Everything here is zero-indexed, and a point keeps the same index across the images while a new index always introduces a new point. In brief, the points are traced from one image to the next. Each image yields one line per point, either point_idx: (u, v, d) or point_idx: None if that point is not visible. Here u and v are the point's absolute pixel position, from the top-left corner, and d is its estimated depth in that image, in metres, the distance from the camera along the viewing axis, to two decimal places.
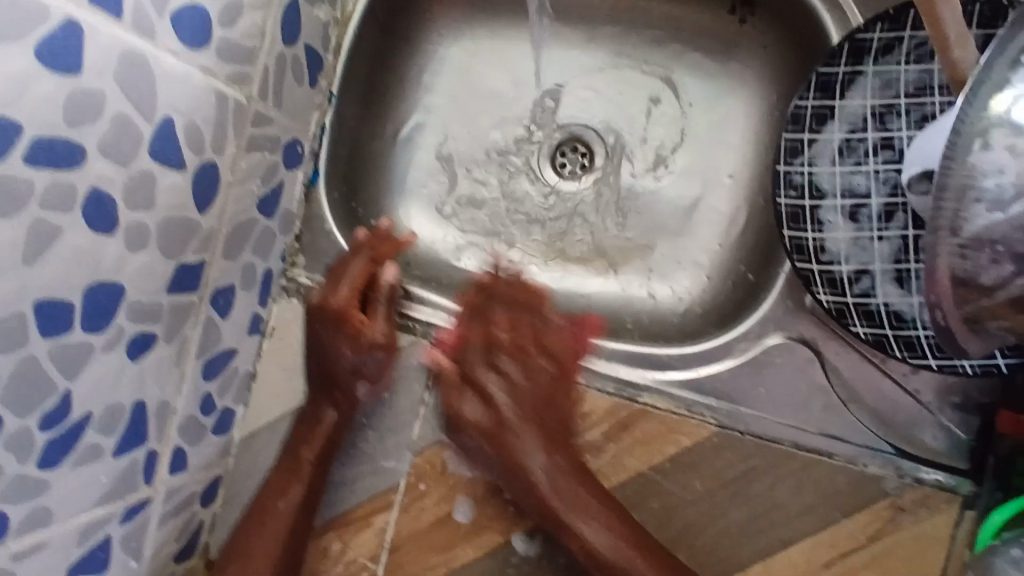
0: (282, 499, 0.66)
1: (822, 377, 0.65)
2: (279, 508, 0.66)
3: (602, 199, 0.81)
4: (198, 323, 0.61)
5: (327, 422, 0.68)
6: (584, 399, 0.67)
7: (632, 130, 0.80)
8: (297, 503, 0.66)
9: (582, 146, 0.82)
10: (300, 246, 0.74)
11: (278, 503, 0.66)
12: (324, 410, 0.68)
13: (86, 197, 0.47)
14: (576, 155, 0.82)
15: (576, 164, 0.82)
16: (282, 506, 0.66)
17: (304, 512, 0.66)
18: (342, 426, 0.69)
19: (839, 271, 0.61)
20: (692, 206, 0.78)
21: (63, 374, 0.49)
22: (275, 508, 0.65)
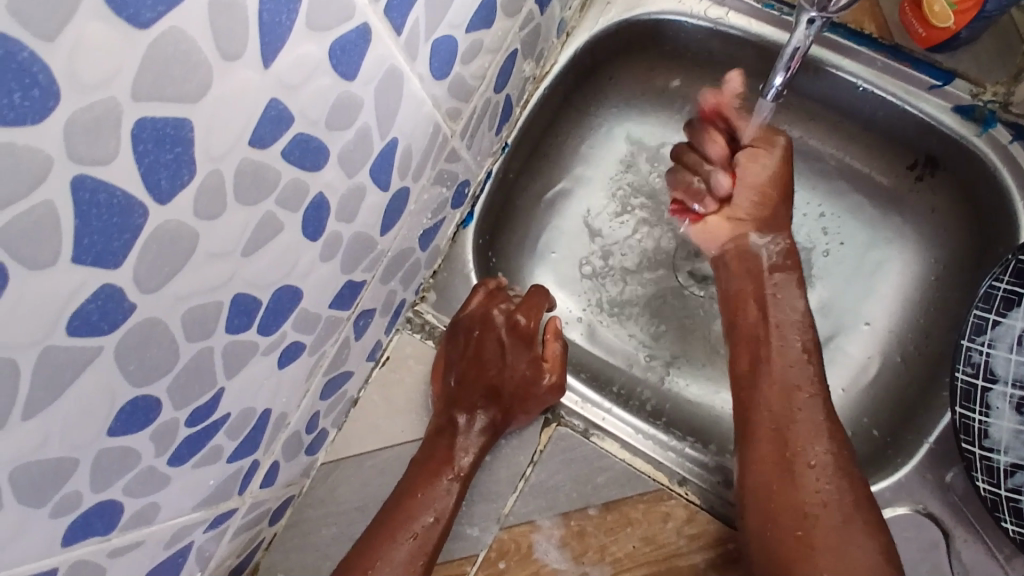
0: (433, 513, 0.63)
1: (945, 564, 0.61)
2: (430, 525, 0.63)
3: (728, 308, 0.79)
4: (337, 341, 0.59)
5: (476, 440, 0.66)
6: (694, 520, 0.64)
7: None
8: (426, 528, 0.63)
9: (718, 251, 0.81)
10: (434, 282, 0.73)
11: (428, 517, 0.63)
12: (472, 427, 0.66)
13: (311, 200, 0.45)
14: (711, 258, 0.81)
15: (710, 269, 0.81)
16: (431, 521, 0.63)
17: (446, 531, 0.64)
18: (486, 448, 0.67)
19: (997, 461, 0.58)
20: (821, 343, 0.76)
21: (225, 372, 0.46)
22: (423, 523, 0.62)
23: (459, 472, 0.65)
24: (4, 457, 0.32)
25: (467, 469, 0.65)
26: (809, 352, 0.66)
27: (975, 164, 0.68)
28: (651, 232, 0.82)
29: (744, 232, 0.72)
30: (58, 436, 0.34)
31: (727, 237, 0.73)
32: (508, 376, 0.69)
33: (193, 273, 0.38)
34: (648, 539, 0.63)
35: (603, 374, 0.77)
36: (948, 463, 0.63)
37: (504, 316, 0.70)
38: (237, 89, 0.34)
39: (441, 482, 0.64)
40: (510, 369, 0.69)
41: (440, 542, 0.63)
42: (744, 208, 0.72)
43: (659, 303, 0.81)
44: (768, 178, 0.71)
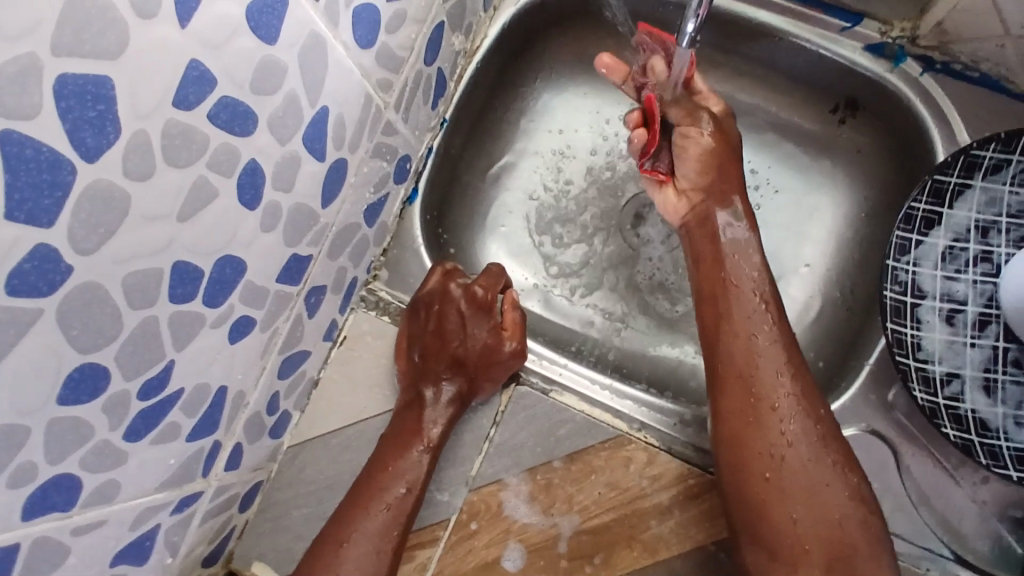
0: (404, 484, 0.64)
1: (894, 479, 0.65)
2: (402, 497, 0.63)
3: (673, 263, 0.82)
4: (289, 317, 0.60)
5: (444, 411, 0.67)
6: (655, 461, 0.66)
7: None
8: (399, 500, 0.63)
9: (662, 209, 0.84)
10: (385, 260, 0.74)
11: (399, 488, 0.63)
12: (441, 397, 0.67)
13: (244, 167, 0.46)
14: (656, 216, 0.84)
15: (656, 226, 0.83)
16: (403, 492, 0.64)
17: (419, 501, 0.65)
18: (454, 417, 0.68)
19: (933, 372, 0.63)
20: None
21: (173, 344, 0.47)
22: (395, 494, 0.63)
23: (430, 443, 0.66)
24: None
25: (437, 439, 0.66)
26: (765, 297, 0.65)
27: (892, 99, 0.71)
28: (596, 195, 0.84)
29: (697, 203, 0.71)
30: (6, 399, 0.35)
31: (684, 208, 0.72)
32: (473, 351, 0.70)
33: (128, 237, 0.39)
34: (613, 484, 0.66)
35: (560, 337, 0.79)
36: (889, 383, 0.66)
37: (461, 288, 0.71)
38: (155, 49, 0.36)
39: (412, 453, 0.65)
40: (473, 344, 0.71)
41: (414, 512, 0.64)
42: (690, 180, 0.71)
43: (610, 264, 0.82)
44: (705, 146, 0.69)
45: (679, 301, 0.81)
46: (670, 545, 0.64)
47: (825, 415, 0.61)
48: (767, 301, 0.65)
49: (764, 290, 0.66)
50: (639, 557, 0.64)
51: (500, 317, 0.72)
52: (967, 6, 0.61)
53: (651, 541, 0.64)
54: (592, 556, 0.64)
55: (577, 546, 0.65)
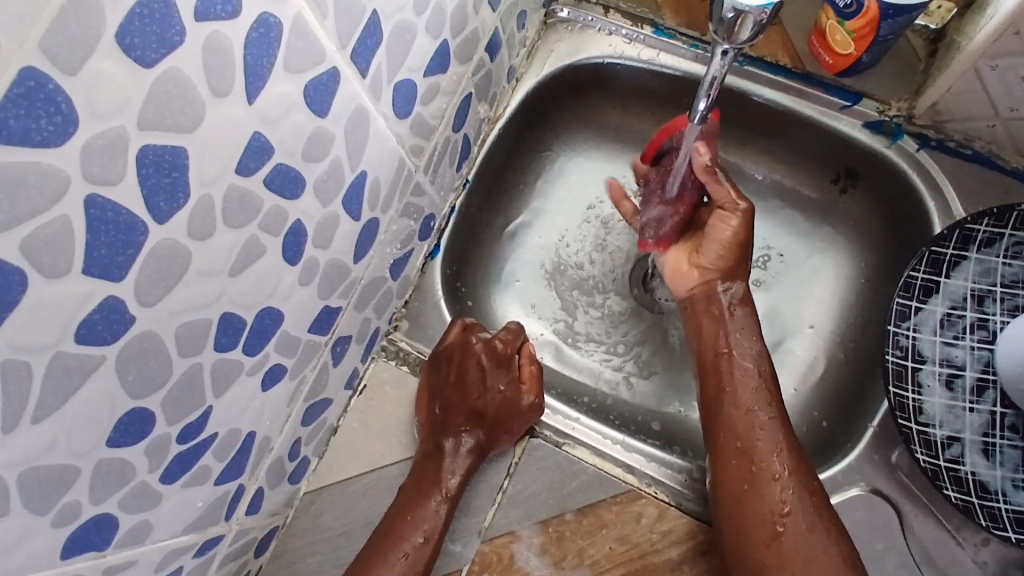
0: (422, 533, 0.65)
1: (897, 539, 0.67)
2: (420, 545, 0.64)
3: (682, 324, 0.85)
4: (317, 365, 0.62)
5: (462, 462, 0.69)
6: (665, 516, 0.67)
7: None
8: (417, 549, 0.64)
9: None
10: (406, 312, 0.77)
11: (418, 537, 0.65)
12: (459, 448, 0.69)
13: (289, 227, 0.50)
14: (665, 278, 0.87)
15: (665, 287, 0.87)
16: (420, 540, 0.65)
17: (436, 551, 0.65)
18: (472, 469, 0.70)
19: (934, 435, 0.66)
20: (773, 348, 0.83)
21: (213, 390, 0.49)
22: (413, 543, 0.64)
23: (448, 493, 0.67)
24: (19, 456, 0.35)
25: (455, 490, 0.68)
26: (765, 377, 0.70)
27: (890, 174, 0.76)
28: (608, 256, 0.88)
29: (710, 280, 0.75)
30: (64, 441, 0.38)
31: (697, 284, 0.76)
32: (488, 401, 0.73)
33: (185, 290, 0.42)
34: (624, 538, 0.67)
35: (571, 389, 0.82)
36: (892, 444, 0.69)
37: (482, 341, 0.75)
38: (225, 123, 0.40)
39: (430, 501, 0.66)
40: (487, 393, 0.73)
41: (430, 562, 0.65)
42: (711, 258, 0.74)
43: (621, 323, 0.86)
44: (733, 236, 0.72)
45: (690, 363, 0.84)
46: None
47: (819, 488, 0.64)
48: (762, 374, 0.70)
49: (758, 361, 0.70)
50: None
51: (517, 371, 0.76)
52: (959, 88, 0.66)
53: None
54: None
55: None
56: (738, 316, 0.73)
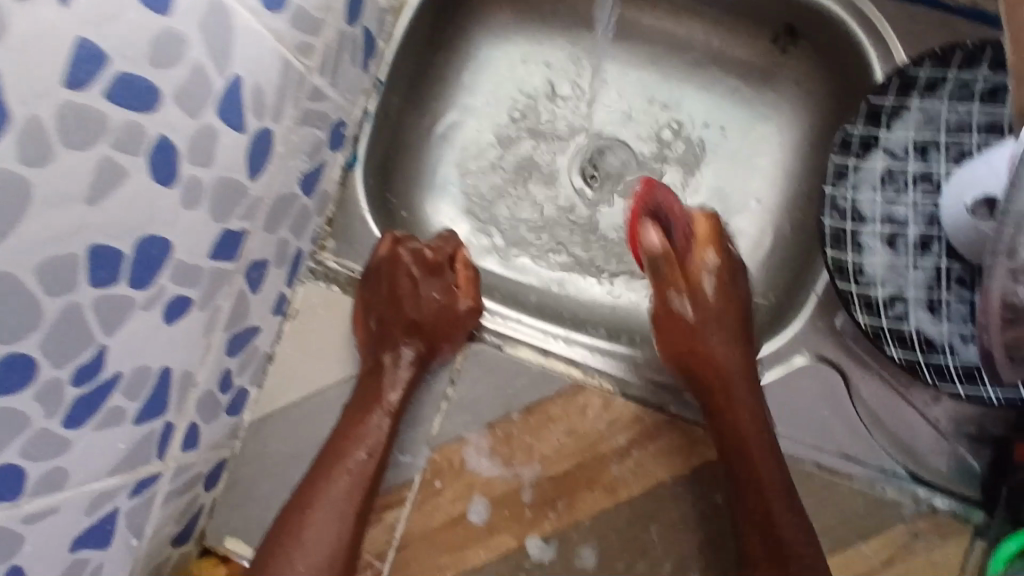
0: (365, 450, 0.64)
1: (844, 403, 0.67)
2: (364, 461, 0.64)
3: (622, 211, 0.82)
4: (231, 294, 0.59)
5: (403, 375, 0.68)
6: (611, 405, 0.67)
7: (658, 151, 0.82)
8: (362, 465, 0.64)
9: (612, 158, 0.83)
10: (332, 229, 0.73)
11: (360, 454, 0.64)
12: (399, 361, 0.68)
13: (153, 144, 0.45)
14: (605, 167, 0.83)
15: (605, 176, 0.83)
16: (364, 458, 0.64)
17: (381, 466, 0.65)
18: (415, 381, 0.69)
19: (875, 296, 0.64)
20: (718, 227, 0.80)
21: (104, 328, 0.46)
22: (356, 460, 0.64)
23: (389, 407, 0.66)
24: None
25: (397, 404, 0.67)
26: (753, 382, 0.65)
27: (828, 25, 0.70)
28: (545, 149, 0.83)
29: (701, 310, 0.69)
30: None
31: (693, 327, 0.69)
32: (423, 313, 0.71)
33: (35, 223, 0.38)
34: (572, 431, 0.67)
35: (517, 290, 0.80)
36: (835, 308, 0.68)
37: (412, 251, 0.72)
38: (31, 24, 0.35)
39: (372, 417, 0.65)
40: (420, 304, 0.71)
41: (377, 476, 0.65)
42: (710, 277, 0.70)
43: (565, 219, 0.82)
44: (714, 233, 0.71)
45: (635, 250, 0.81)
46: (629, 486, 0.66)
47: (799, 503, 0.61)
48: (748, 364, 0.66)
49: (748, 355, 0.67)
50: (600, 500, 0.66)
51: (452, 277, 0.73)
52: None
53: (611, 483, 0.66)
54: (556, 502, 0.66)
55: (540, 494, 0.66)
56: (734, 355, 0.66)
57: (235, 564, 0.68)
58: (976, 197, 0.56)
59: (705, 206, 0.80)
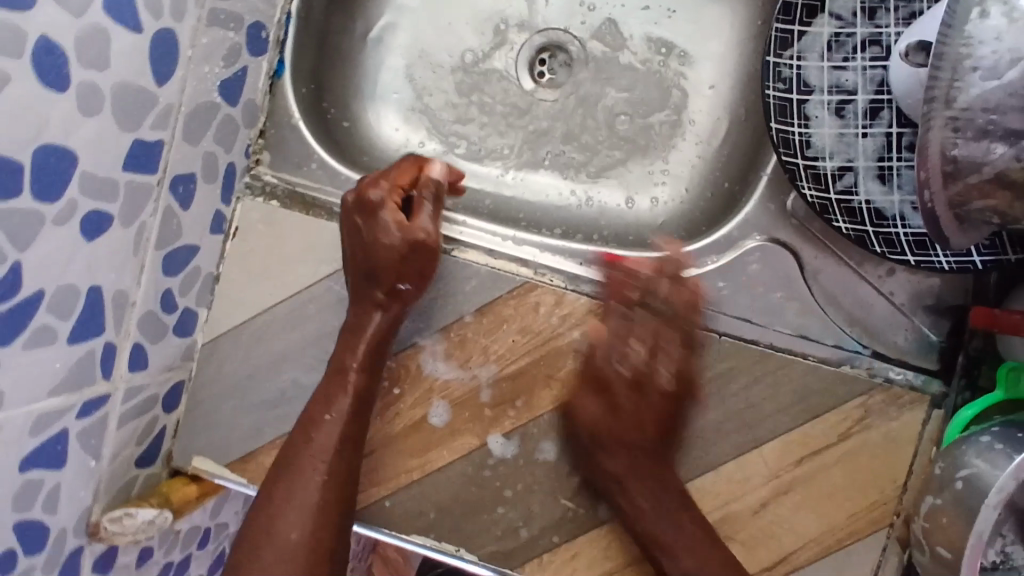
0: (328, 413, 0.61)
1: (800, 285, 0.66)
2: (330, 425, 0.61)
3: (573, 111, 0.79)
4: (157, 210, 0.58)
5: (374, 327, 0.64)
6: (563, 301, 0.66)
7: (606, 41, 0.78)
8: (332, 432, 0.61)
9: (561, 53, 0.79)
10: (265, 142, 0.71)
11: (323, 416, 0.61)
12: (369, 314, 0.64)
13: (35, 46, 0.43)
14: (555, 62, 0.80)
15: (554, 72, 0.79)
16: (329, 419, 0.61)
17: (350, 428, 0.62)
18: (389, 328, 0.64)
19: (823, 168, 0.63)
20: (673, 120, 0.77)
21: (14, 243, 0.45)
22: (323, 423, 0.61)
23: (358, 365, 0.63)
24: None
25: (366, 361, 0.63)
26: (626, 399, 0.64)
27: None
28: (489, 47, 0.79)
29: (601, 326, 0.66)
30: None
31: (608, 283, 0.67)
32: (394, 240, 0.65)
33: None
34: (525, 330, 0.66)
35: (467, 199, 0.78)
36: (785, 187, 0.67)
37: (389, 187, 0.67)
38: None
39: (345, 379, 0.62)
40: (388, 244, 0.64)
41: (348, 439, 0.61)
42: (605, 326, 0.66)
43: (515, 120, 0.79)
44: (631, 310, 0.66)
45: (591, 150, 0.78)
46: None
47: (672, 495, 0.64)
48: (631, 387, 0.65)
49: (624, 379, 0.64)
50: (558, 395, 0.66)
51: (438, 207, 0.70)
52: None
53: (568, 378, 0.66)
54: (516, 399, 0.66)
55: (499, 393, 0.66)
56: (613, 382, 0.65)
57: (207, 483, 0.69)
58: (911, 46, 0.55)
59: (658, 98, 0.77)
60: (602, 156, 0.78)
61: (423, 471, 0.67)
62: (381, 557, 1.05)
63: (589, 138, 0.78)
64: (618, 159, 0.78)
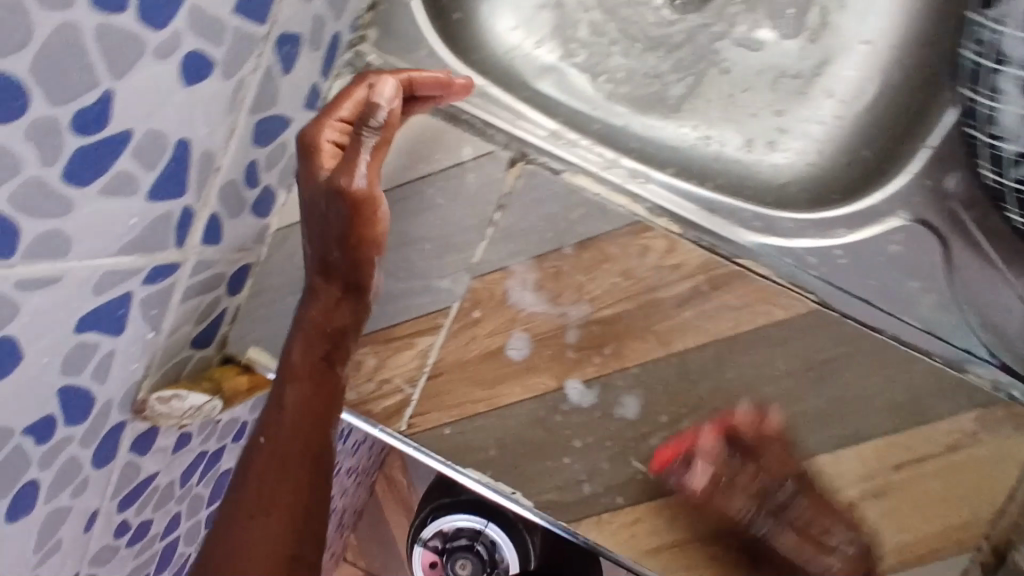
0: (263, 429, 0.52)
1: (941, 276, 0.59)
2: (262, 439, 0.52)
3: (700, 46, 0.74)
4: (259, 69, 0.51)
5: (322, 319, 0.55)
6: (675, 249, 0.60)
7: None
8: (271, 440, 0.52)
9: None
10: (374, 18, 0.64)
11: (257, 436, 0.52)
12: (324, 309, 0.56)
13: None
14: None
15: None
16: (263, 431, 0.53)
17: (295, 422, 0.52)
18: (344, 310, 0.56)
19: (1004, 151, 0.56)
20: (812, 72, 0.72)
21: (108, 67, 0.39)
22: (257, 436, 0.52)
23: (294, 370, 0.54)
24: None
25: (302, 366, 0.55)
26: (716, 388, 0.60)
27: None
28: None
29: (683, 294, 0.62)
30: None
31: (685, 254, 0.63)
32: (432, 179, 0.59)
33: None
34: (627, 274, 0.60)
35: (576, 119, 0.71)
36: (947, 166, 0.60)
37: (332, 143, 0.55)
38: None
39: (281, 386, 0.54)
40: (341, 222, 0.54)
41: (298, 438, 0.52)
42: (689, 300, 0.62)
43: (641, 46, 0.75)
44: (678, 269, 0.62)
45: (711, 88, 0.74)
46: (684, 339, 0.60)
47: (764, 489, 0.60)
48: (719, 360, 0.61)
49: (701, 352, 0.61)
50: (651, 350, 0.60)
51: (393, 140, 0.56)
52: None
53: (664, 333, 0.60)
54: (603, 346, 0.60)
55: (588, 336, 0.60)
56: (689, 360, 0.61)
57: (256, 375, 0.65)
58: None
59: (798, 46, 0.72)
60: (722, 97, 0.73)
61: (489, 404, 0.62)
62: (386, 477, 1.10)
63: (712, 74, 0.74)
64: (739, 102, 0.73)
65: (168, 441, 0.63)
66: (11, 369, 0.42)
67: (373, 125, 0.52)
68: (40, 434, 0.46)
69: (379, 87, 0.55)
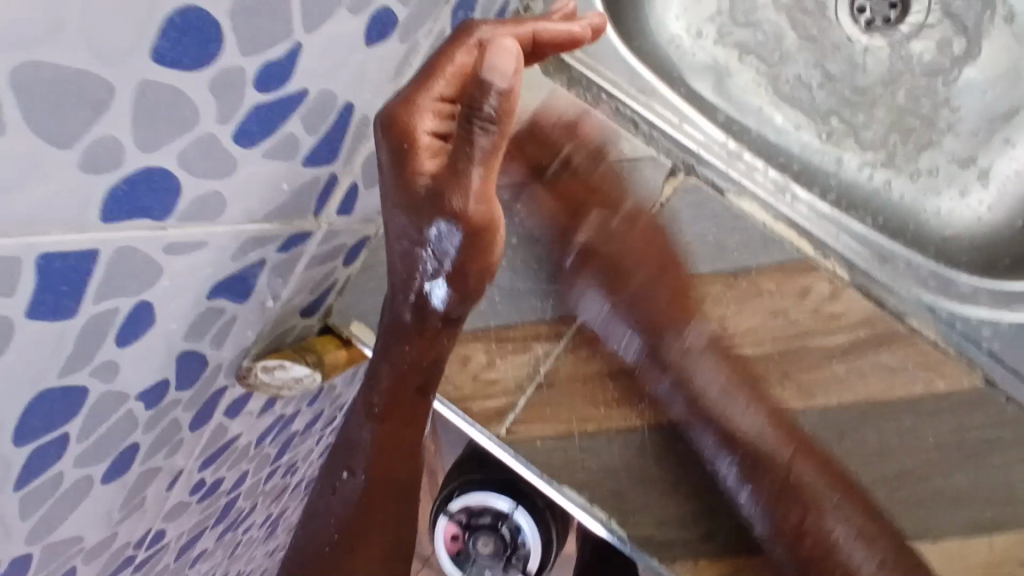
0: (345, 466, 0.51)
1: None
2: (346, 478, 0.51)
3: (878, 69, 0.69)
4: (433, 32, 0.47)
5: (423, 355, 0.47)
6: (839, 296, 0.55)
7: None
8: (353, 487, 0.50)
9: None
10: None
11: (339, 472, 0.51)
12: (436, 335, 0.47)
13: None
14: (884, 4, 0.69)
15: (880, 15, 0.69)
16: (344, 471, 0.51)
17: (382, 464, 0.50)
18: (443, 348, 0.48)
19: None
20: (1001, 117, 0.66)
21: (305, 18, 0.34)
22: (340, 476, 0.51)
23: (377, 415, 0.48)
24: None
25: (392, 405, 0.48)
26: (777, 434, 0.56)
27: None
28: None
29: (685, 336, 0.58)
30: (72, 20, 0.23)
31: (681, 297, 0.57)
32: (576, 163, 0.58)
33: None
34: (779, 314, 0.55)
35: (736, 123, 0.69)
36: None
37: (431, 132, 0.41)
38: None
39: (362, 430, 0.49)
40: (455, 256, 0.42)
41: (382, 484, 0.50)
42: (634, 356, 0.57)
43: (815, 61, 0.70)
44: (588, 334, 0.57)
45: (884, 116, 0.69)
46: (828, 395, 0.55)
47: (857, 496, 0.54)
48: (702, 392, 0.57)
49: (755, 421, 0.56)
50: (787, 399, 0.55)
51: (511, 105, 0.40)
52: None
53: (805, 384, 0.55)
54: (737, 386, 0.56)
55: (721, 373, 0.56)
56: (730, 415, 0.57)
57: (353, 350, 0.61)
58: None
59: (996, 86, 0.66)
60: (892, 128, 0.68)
61: (599, 427, 0.57)
62: None
63: (887, 100, 0.69)
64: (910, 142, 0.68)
65: (257, 405, 0.59)
66: (140, 333, 0.38)
67: (488, 125, 0.37)
68: (151, 399, 0.43)
69: (491, 52, 0.37)
